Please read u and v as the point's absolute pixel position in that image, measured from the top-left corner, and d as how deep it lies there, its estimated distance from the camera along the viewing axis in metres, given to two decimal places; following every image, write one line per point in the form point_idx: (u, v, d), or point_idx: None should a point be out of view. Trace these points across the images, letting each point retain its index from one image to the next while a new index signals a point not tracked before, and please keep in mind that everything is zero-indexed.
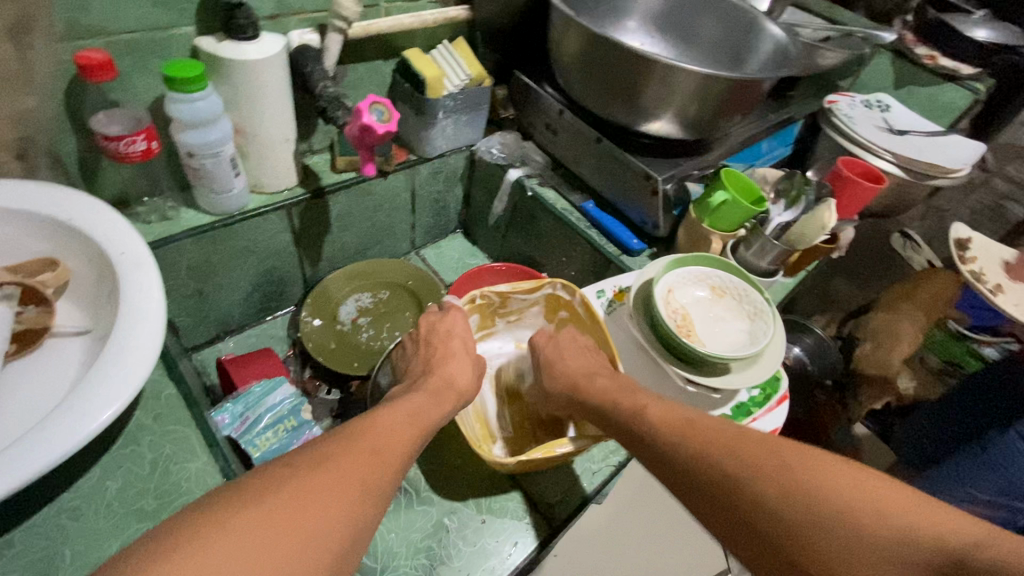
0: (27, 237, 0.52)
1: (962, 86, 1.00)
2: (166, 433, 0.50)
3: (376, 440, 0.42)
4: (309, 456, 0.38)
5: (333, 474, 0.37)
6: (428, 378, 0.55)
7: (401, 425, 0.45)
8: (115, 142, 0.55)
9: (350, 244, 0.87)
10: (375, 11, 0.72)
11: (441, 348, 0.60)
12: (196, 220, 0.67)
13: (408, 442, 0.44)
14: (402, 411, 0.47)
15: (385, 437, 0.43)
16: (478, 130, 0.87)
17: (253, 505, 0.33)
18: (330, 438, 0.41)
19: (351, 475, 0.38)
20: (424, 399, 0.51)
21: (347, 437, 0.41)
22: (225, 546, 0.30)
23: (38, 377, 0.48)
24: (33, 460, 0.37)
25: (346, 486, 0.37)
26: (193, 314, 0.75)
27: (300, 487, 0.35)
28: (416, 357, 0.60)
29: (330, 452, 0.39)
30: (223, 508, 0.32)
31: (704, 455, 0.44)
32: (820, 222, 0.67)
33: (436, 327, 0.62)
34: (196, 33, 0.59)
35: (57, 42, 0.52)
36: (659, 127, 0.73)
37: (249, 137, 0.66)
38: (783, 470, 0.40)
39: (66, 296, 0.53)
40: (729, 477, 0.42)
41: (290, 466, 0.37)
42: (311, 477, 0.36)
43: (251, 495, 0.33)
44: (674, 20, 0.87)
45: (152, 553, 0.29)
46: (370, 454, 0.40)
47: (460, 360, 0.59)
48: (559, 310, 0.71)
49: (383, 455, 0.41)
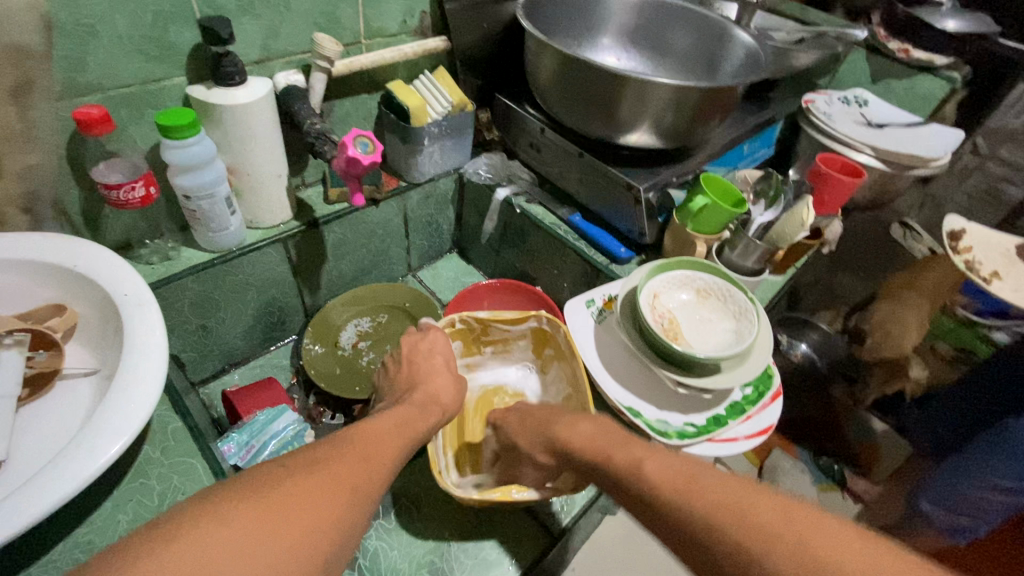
0: (35, 285, 0.54)
1: (937, 77, 1.03)
2: (174, 464, 0.52)
3: (365, 447, 0.44)
4: (303, 458, 0.40)
5: (324, 474, 0.39)
6: (411, 393, 0.57)
7: (387, 434, 0.47)
8: (115, 191, 0.58)
9: (346, 271, 0.90)
10: (357, 48, 0.75)
11: (423, 368, 0.61)
12: (196, 258, 0.70)
13: (395, 450, 0.46)
14: (388, 423, 0.49)
15: (373, 443, 0.45)
16: (464, 153, 0.90)
17: (248, 500, 0.35)
18: (318, 443, 0.42)
19: (343, 477, 0.39)
20: (411, 412, 0.53)
21: (338, 442, 0.43)
22: (207, 544, 0.31)
23: (51, 418, 0.51)
24: (46, 496, 0.39)
25: (334, 488, 0.38)
26: (198, 349, 0.77)
27: (295, 486, 0.37)
28: (399, 378, 0.61)
29: (324, 454, 0.41)
30: (219, 502, 0.34)
31: (696, 501, 0.42)
32: (799, 219, 0.69)
33: (417, 347, 0.64)
34: (187, 83, 0.63)
35: (57, 100, 0.56)
36: (637, 138, 0.75)
37: (243, 176, 0.69)
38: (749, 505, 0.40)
39: (76, 339, 0.55)
40: (681, 507, 0.43)
41: (283, 466, 0.39)
42: (303, 477, 0.38)
43: (247, 492, 0.35)
44: (647, 34, 0.90)
45: (151, 538, 0.31)
46: (359, 459, 0.42)
47: (444, 375, 0.61)
48: (545, 347, 0.73)
49: (371, 460, 0.43)
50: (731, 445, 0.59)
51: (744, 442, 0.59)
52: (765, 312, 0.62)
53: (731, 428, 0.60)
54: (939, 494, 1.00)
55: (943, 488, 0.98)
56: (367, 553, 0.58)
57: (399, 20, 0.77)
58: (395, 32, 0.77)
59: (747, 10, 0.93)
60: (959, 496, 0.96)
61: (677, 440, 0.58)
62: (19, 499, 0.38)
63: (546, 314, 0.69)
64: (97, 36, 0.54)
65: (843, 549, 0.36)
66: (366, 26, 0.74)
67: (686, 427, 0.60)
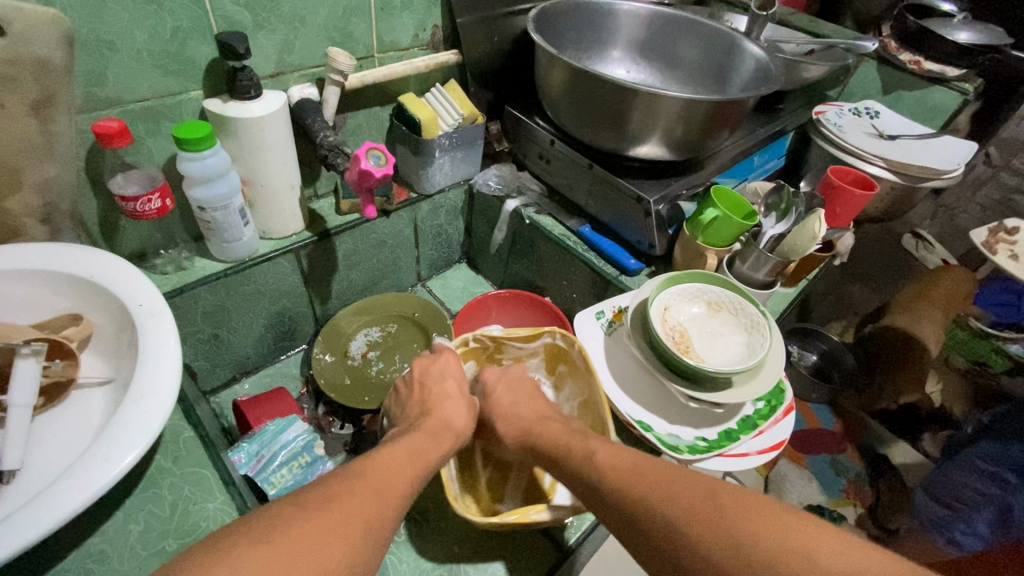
0: (53, 294, 0.55)
1: (950, 88, 1.02)
2: (185, 474, 0.53)
3: (372, 482, 0.43)
4: (311, 497, 0.40)
5: (335, 513, 0.39)
6: (425, 420, 0.57)
7: (398, 465, 0.47)
8: (131, 203, 0.59)
9: (356, 280, 0.90)
10: (369, 62, 0.76)
11: (434, 391, 0.61)
12: (209, 268, 0.71)
13: (407, 484, 0.46)
14: (398, 452, 0.48)
15: (386, 476, 0.44)
16: (474, 164, 0.91)
17: (265, 542, 0.35)
18: (334, 479, 0.42)
19: (352, 515, 0.39)
20: (423, 440, 0.52)
21: (351, 478, 0.43)
22: None
23: (65, 428, 0.51)
24: (61, 505, 0.39)
25: (341, 528, 0.38)
26: (209, 357, 0.77)
27: (299, 529, 0.36)
28: (411, 401, 0.61)
29: (336, 491, 0.41)
30: (227, 548, 0.34)
31: (642, 496, 0.44)
32: (811, 232, 0.67)
33: (428, 372, 0.64)
34: (203, 96, 0.64)
35: (77, 114, 0.57)
36: (647, 150, 0.75)
37: (258, 188, 0.69)
38: (696, 500, 0.42)
39: (90, 349, 0.56)
40: (632, 504, 0.44)
41: (297, 505, 0.39)
42: (311, 518, 0.38)
43: (254, 537, 0.35)
44: (657, 46, 0.90)
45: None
46: (371, 495, 0.42)
47: (456, 399, 0.61)
48: (558, 364, 0.71)
49: (378, 496, 0.42)
50: (743, 461, 0.58)
51: (756, 458, 0.58)
52: (776, 326, 0.62)
53: (743, 443, 0.59)
54: (946, 491, 0.94)
55: (950, 486, 0.93)
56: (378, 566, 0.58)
57: (411, 33, 0.78)
58: (407, 45, 0.78)
59: (756, 23, 0.93)
60: (958, 489, 0.92)
61: (688, 455, 0.58)
62: (35, 510, 0.39)
63: (560, 331, 0.68)
64: (118, 52, 0.56)
65: (785, 530, 0.38)
66: (378, 40, 0.75)
67: (698, 442, 0.59)
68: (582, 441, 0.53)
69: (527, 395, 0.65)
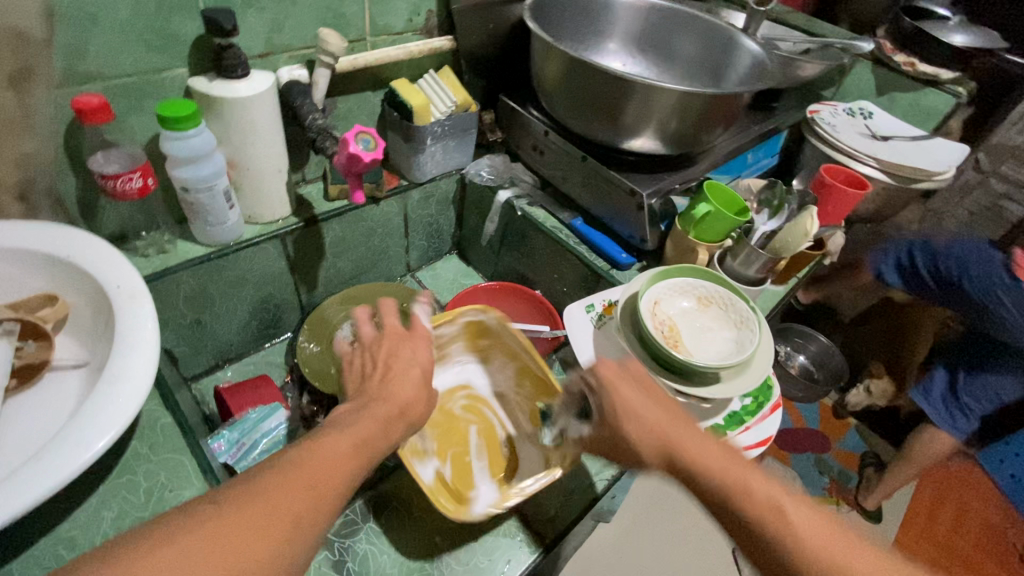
0: (26, 274, 0.54)
1: (944, 91, 1.03)
2: (161, 461, 0.51)
3: (307, 475, 0.38)
4: (238, 490, 0.35)
5: (258, 509, 0.34)
6: (379, 406, 0.48)
7: (345, 455, 0.41)
8: (111, 181, 0.57)
9: (344, 269, 0.89)
10: (361, 45, 0.74)
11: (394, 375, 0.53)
12: (193, 252, 0.69)
13: (351, 477, 0.40)
14: (345, 441, 0.42)
15: (323, 465, 0.39)
16: (467, 153, 0.89)
17: (175, 540, 0.31)
18: (261, 473, 0.37)
19: (281, 511, 0.35)
20: (373, 427, 0.46)
21: (285, 468, 0.38)
22: None
23: (38, 411, 0.50)
24: (32, 488, 0.38)
25: (263, 526, 0.33)
26: (191, 343, 0.76)
27: (216, 524, 0.32)
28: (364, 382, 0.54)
29: (263, 484, 0.36)
30: (132, 541, 0.30)
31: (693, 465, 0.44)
32: (802, 230, 0.68)
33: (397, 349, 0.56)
34: (188, 74, 0.62)
35: (56, 88, 0.55)
36: (641, 144, 0.74)
37: (243, 170, 0.68)
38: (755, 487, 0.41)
39: (65, 331, 0.54)
40: (689, 474, 0.44)
41: (218, 499, 0.34)
42: (230, 513, 0.33)
43: (163, 531, 0.31)
44: (654, 39, 0.89)
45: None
46: (303, 488, 0.37)
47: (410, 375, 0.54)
48: (481, 338, 0.71)
49: (315, 491, 0.37)
50: None
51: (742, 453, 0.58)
52: (765, 323, 0.62)
53: (730, 438, 0.59)
54: (977, 392, 1.06)
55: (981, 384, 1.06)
56: (356, 557, 0.54)
57: (405, 18, 0.76)
58: (401, 30, 0.77)
59: (753, 19, 0.93)
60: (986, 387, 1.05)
61: None
62: (7, 490, 0.38)
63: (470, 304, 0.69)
64: (100, 25, 0.54)
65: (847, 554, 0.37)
66: (371, 24, 0.73)
67: None
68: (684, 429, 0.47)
69: (651, 389, 0.50)
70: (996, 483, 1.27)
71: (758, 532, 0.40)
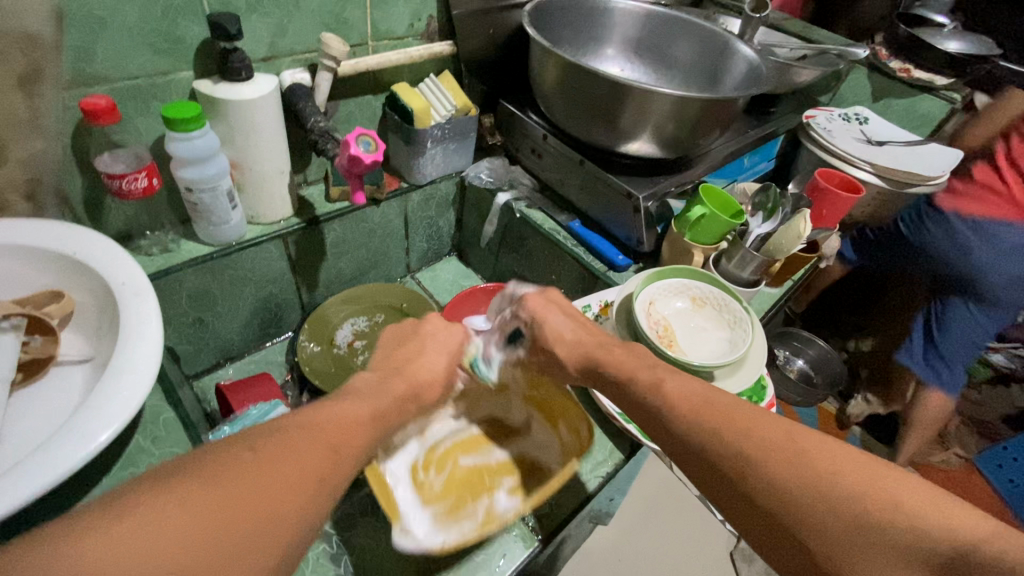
0: (34, 270, 0.55)
1: (938, 97, 1.04)
2: (164, 454, 0.52)
3: (333, 437, 0.39)
4: (271, 442, 0.36)
5: (291, 465, 0.35)
6: (397, 381, 0.50)
7: (362, 422, 0.43)
8: (117, 180, 0.58)
9: (344, 269, 0.90)
10: (363, 49, 0.76)
11: (416, 357, 0.54)
12: (195, 251, 0.70)
13: (366, 444, 0.42)
14: (362, 412, 0.43)
15: (344, 428, 0.40)
16: (466, 156, 0.91)
17: (213, 482, 0.32)
18: (289, 426, 0.38)
19: (312, 470, 0.36)
20: (390, 404, 0.47)
21: (309, 427, 0.38)
22: (150, 523, 0.28)
23: (44, 403, 0.51)
24: (38, 478, 0.39)
25: (296, 481, 0.34)
26: (193, 341, 0.77)
27: (254, 473, 0.33)
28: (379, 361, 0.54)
29: (294, 437, 0.37)
30: (175, 483, 0.31)
31: (693, 418, 0.42)
32: (795, 232, 0.70)
33: (423, 327, 0.59)
34: (193, 77, 0.63)
35: (64, 90, 0.56)
36: (638, 147, 0.75)
37: (246, 171, 0.69)
38: (755, 424, 0.40)
39: (71, 327, 0.55)
40: (689, 427, 0.42)
41: (251, 449, 0.35)
42: (268, 466, 0.34)
43: (207, 474, 0.32)
44: (651, 45, 0.91)
45: (96, 514, 0.28)
46: (328, 447, 0.38)
47: (430, 356, 0.55)
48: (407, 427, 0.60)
49: (339, 454, 0.38)
50: None
51: None
52: (758, 322, 0.63)
53: None
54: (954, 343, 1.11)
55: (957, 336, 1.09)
56: (353, 549, 0.54)
57: (406, 23, 0.78)
58: (402, 35, 0.78)
59: (749, 25, 0.94)
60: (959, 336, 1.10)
61: None
62: (16, 478, 0.39)
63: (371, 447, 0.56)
64: (108, 29, 0.55)
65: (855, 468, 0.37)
66: (373, 28, 0.75)
67: None
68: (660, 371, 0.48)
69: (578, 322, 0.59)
70: (995, 489, 1.27)
71: (757, 481, 0.38)
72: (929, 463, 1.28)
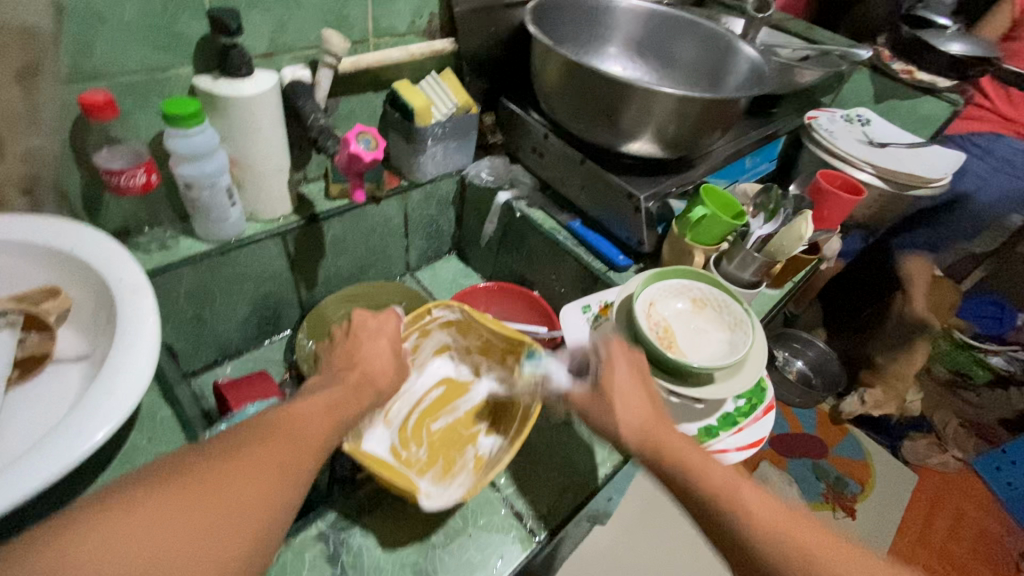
0: (31, 266, 0.54)
1: (942, 99, 1.04)
2: (161, 453, 0.52)
3: (288, 432, 0.40)
4: (222, 447, 0.37)
5: (244, 464, 0.36)
6: (348, 373, 0.51)
7: (317, 413, 0.44)
8: (115, 177, 0.58)
9: (344, 267, 0.90)
10: (364, 46, 0.75)
11: (366, 345, 0.55)
12: (194, 248, 0.70)
13: (327, 436, 0.43)
14: (317, 403, 0.45)
15: (298, 421, 0.42)
16: (467, 154, 0.90)
17: (164, 491, 0.33)
18: (241, 430, 0.39)
19: (267, 463, 0.37)
20: (346, 394, 0.48)
21: (263, 428, 0.40)
22: (101, 539, 0.29)
23: (41, 400, 0.50)
24: (32, 476, 0.39)
25: (252, 478, 0.36)
26: (191, 339, 0.77)
27: (207, 477, 0.35)
28: (334, 355, 0.54)
29: (242, 440, 0.38)
30: (124, 496, 0.32)
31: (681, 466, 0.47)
32: (797, 233, 0.69)
33: (365, 324, 0.57)
34: (193, 73, 0.63)
35: (62, 85, 0.56)
36: (640, 147, 0.75)
37: (245, 168, 0.69)
38: (738, 490, 0.45)
39: (68, 323, 0.55)
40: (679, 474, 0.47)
41: (202, 455, 0.36)
42: (221, 469, 0.35)
43: (158, 483, 0.33)
44: (654, 44, 0.90)
45: (48, 538, 0.29)
46: (282, 444, 0.39)
47: (387, 358, 0.54)
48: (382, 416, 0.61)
49: (296, 445, 0.40)
50: (722, 457, 0.59)
51: (735, 454, 0.59)
52: (759, 324, 0.62)
53: (722, 438, 0.60)
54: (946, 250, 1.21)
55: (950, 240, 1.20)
56: (350, 549, 0.53)
57: (408, 20, 0.77)
58: (403, 32, 0.78)
59: (752, 25, 0.94)
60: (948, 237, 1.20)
61: None
62: (11, 476, 0.39)
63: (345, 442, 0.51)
64: (107, 24, 0.55)
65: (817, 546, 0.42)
66: (374, 25, 0.74)
67: None
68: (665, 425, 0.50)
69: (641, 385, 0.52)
70: (992, 491, 1.27)
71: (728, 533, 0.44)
72: (927, 464, 1.29)
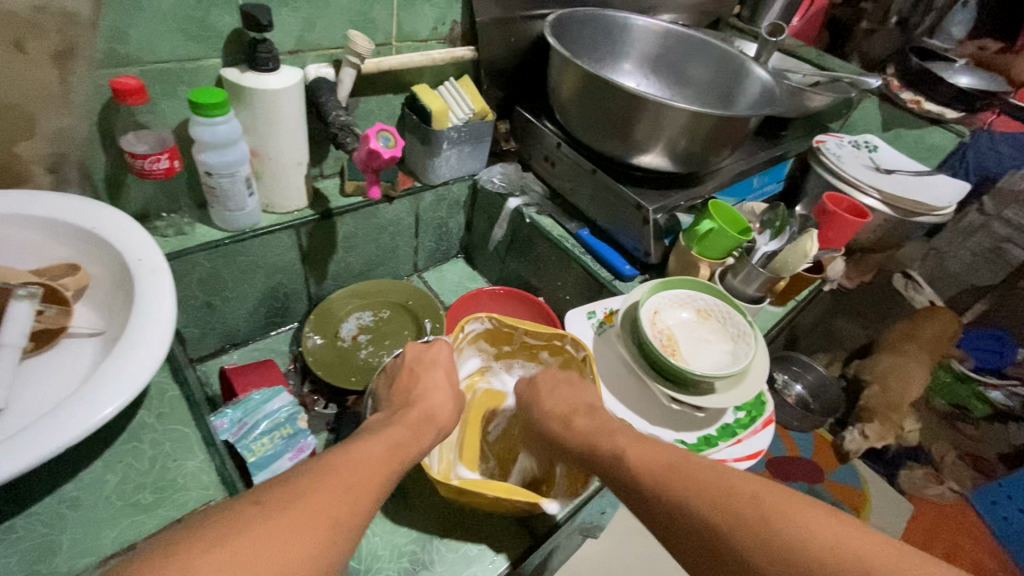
0: (52, 242, 0.56)
1: (947, 130, 1.08)
2: (168, 431, 0.53)
3: (346, 476, 0.41)
4: (279, 493, 0.37)
5: (302, 511, 0.36)
6: (410, 411, 0.55)
7: (376, 457, 0.45)
8: (140, 160, 0.60)
9: (353, 264, 0.91)
10: (387, 49, 0.77)
11: (425, 379, 0.60)
12: (209, 236, 0.71)
13: (383, 478, 0.43)
14: (379, 445, 0.47)
15: (361, 472, 0.42)
16: (481, 160, 0.92)
17: (221, 544, 0.33)
18: (302, 472, 0.40)
19: (324, 511, 0.37)
20: (405, 432, 0.51)
21: (323, 472, 0.40)
22: None
23: (52, 374, 0.51)
24: (46, 443, 0.40)
25: (309, 526, 0.36)
26: (200, 325, 0.78)
27: (265, 526, 0.34)
28: (399, 387, 0.60)
29: (303, 486, 0.38)
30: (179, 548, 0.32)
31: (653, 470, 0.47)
32: (802, 251, 0.70)
33: (423, 357, 0.63)
34: (221, 65, 0.65)
35: (96, 68, 0.57)
36: (650, 160, 0.76)
37: (264, 159, 0.70)
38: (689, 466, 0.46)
39: (84, 300, 0.56)
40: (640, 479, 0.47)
41: (260, 503, 0.36)
42: (277, 515, 0.35)
43: (213, 536, 0.33)
44: (668, 63, 0.92)
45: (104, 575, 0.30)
46: (342, 491, 0.39)
47: (445, 391, 0.59)
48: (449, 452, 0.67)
49: (354, 491, 0.40)
50: None
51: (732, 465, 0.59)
52: (762, 337, 0.63)
53: (721, 448, 0.60)
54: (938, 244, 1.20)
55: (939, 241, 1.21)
56: None
57: (430, 26, 0.79)
58: (425, 37, 0.80)
59: (765, 49, 0.96)
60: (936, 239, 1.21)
61: None
62: (22, 444, 0.39)
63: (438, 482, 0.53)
64: (142, 12, 0.57)
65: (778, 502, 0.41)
66: (398, 29, 0.76)
67: (676, 443, 0.60)
68: (592, 452, 0.54)
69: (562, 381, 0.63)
70: (989, 526, 1.28)
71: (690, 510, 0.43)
72: (923, 494, 1.29)
